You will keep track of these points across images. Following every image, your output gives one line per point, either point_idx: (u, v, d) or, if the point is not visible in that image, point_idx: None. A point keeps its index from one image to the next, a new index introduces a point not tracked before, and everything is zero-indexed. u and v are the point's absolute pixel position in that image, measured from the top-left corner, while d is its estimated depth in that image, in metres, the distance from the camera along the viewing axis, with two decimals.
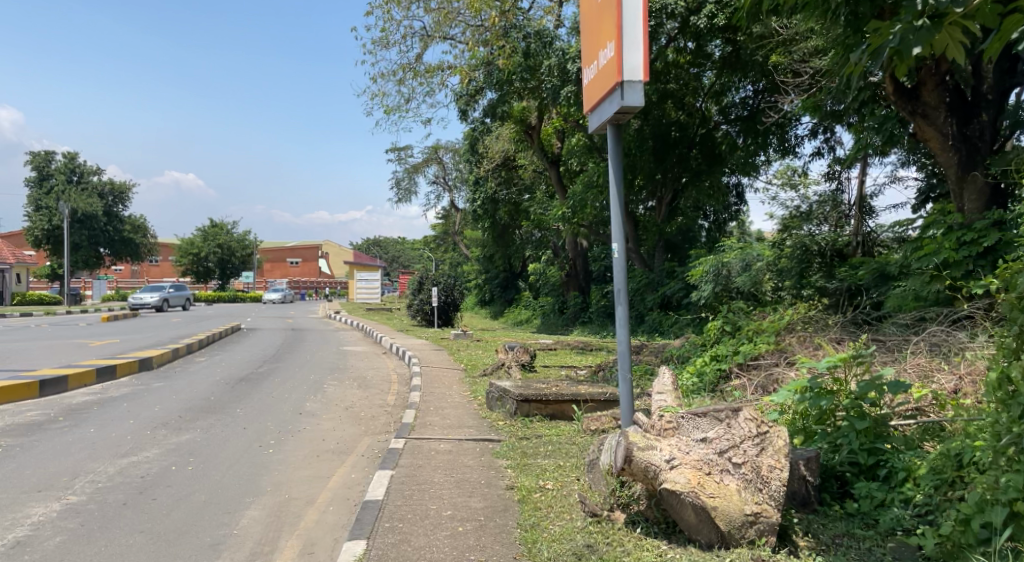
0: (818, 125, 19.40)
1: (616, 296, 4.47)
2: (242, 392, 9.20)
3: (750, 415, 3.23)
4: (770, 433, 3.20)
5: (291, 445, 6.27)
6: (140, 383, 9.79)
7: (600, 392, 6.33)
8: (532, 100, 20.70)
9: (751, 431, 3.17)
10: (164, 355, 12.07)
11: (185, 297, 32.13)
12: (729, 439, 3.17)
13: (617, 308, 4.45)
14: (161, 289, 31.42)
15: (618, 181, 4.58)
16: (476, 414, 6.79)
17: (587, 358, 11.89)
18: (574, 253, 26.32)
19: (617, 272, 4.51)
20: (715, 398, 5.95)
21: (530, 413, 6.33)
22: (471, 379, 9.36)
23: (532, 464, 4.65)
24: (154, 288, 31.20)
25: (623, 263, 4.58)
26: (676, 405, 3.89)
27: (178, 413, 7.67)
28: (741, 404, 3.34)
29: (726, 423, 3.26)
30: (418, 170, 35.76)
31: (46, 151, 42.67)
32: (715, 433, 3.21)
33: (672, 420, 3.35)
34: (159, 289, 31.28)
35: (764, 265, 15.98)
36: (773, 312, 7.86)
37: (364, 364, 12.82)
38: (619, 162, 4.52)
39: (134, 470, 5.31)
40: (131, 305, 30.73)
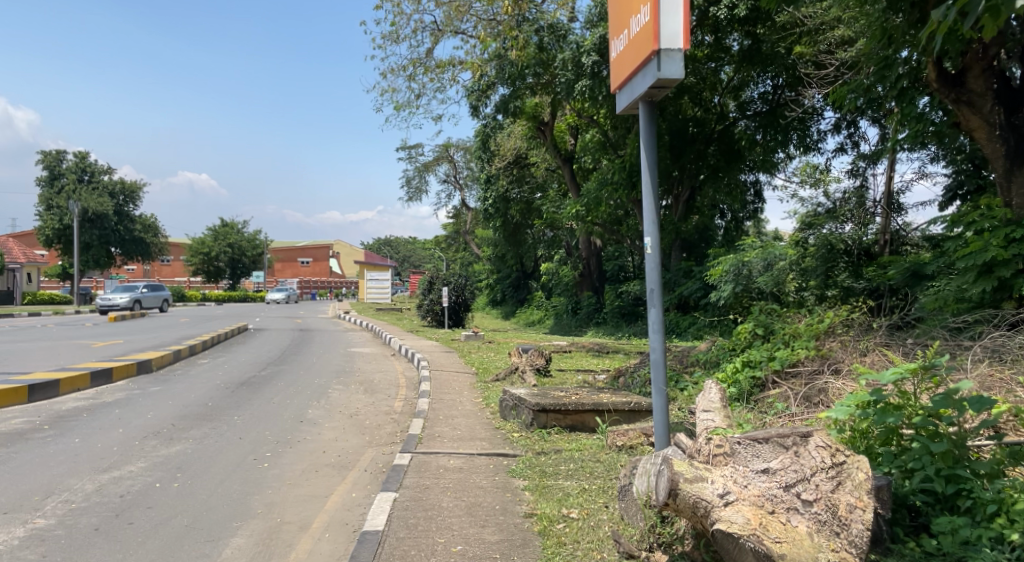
0: (841, 120, 18.79)
1: (650, 296, 3.94)
2: (243, 397, 8.74)
3: (822, 443, 2.74)
4: (846, 466, 2.70)
5: (288, 459, 5.78)
6: (136, 387, 9.34)
7: (623, 401, 5.81)
8: (545, 96, 20.19)
9: (823, 464, 2.68)
10: (163, 357, 11.62)
11: (161, 298, 30.27)
12: (798, 471, 2.68)
13: (650, 311, 3.94)
14: (134, 289, 29.38)
15: (650, 168, 4.06)
16: (489, 424, 6.30)
17: (605, 361, 11.35)
18: (588, 253, 25.77)
19: (650, 270, 3.98)
20: (752, 409, 5.43)
21: (548, 424, 5.81)
22: (483, 384, 8.86)
23: (552, 488, 4.14)
24: (126, 286, 29.41)
25: (657, 260, 4.04)
26: (725, 425, 3.37)
27: (172, 421, 7.21)
28: (811, 430, 2.84)
29: (793, 451, 2.76)
30: (428, 168, 35.34)
31: (57, 150, 42.47)
32: (780, 466, 2.72)
33: (724, 445, 2.84)
34: (132, 288, 29.41)
35: (787, 265, 15.37)
36: (808, 314, 7.31)
37: (371, 367, 12.35)
38: (651, 146, 4.00)
39: (113, 488, 4.84)
40: (100, 307, 28.29)
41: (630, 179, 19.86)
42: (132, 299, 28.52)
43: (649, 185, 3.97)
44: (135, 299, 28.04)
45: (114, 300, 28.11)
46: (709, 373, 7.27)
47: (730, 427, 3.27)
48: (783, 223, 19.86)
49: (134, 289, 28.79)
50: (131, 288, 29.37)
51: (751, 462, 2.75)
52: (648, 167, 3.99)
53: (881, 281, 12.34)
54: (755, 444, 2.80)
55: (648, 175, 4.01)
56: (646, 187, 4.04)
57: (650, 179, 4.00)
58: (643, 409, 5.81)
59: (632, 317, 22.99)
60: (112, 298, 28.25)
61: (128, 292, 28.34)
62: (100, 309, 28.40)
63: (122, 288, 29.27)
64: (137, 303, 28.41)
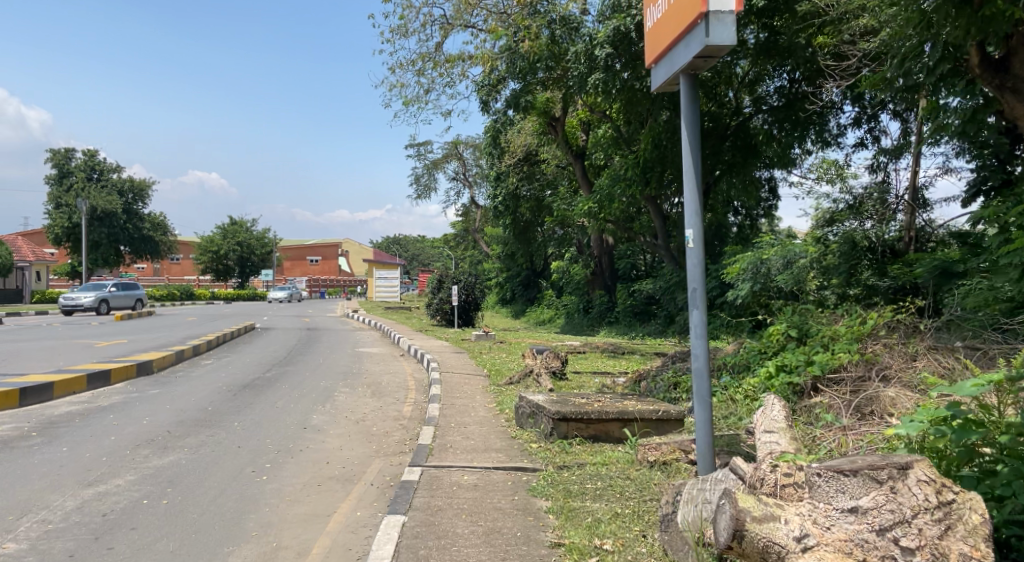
0: (861, 113, 18.22)
1: (690, 296, 3.49)
2: (245, 401, 8.33)
3: (923, 481, 2.45)
4: (956, 507, 2.43)
5: (289, 471, 5.35)
6: (134, 390, 8.96)
7: (650, 409, 5.36)
8: (557, 90, 19.72)
9: (925, 505, 2.42)
10: (165, 357, 11.23)
11: (132, 298, 28.44)
12: (896, 512, 2.42)
13: (692, 312, 3.50)
14: (101, 288, 27.72)
15: (691, 146, 3.59)
16: (505, 433, 5.85)
17: (622, 364, 10.87)
18: (600, 251, 25.29)
19: (691, 264, 3.51)
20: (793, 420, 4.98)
21: (569, 434, 5.36)
22: (497, 388, 8.43)
23: (579, 511, 3.68)
24: (93, 285, 27.83)
25: (699, 253, 3.56)
26: (791, 452, 2.95)
27: (168, 427, 6.80)
28: (911, 462, 2.54)
29: (889, 488, 2.47)
30: (438, 165, 34.95)
31: (66, 148, 42.28)
32: (875, 506, 2.44)
33: (804, 479, 2.54)
34: (100, 286, 27.79)
35: (807, 263, 14.87)
36: (846, 313, 6.82)
37: (379, 368, 11.94)
38: (693, 124, 3.56)
39: (96, 505, 4.43)
40: (64, 308, 26.67)
41: (644, 175, 19.41)
42: (97, 298, 27.07)
43: (691, 167, 3.51)
44: (100, 298, 26.44)
45: (77, 300, 26.69)
46: (739, 377, 6.81)
47: (798, 454, 2.88)
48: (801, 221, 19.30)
49: (100, 288, 27.21)
50: (98, 287, 27.83)
51: (837, 498, 2.47)
52: (688, 146, 3.53)
53: (912, 279, 11.87)
54: (840, 477, 2.50)
55: (689, 152, 3.54)
56: (687, 167, 3.58)
57: (694, 160, 3.53)
58: (673, 417, 5.35)
59: (645, 316, 22.55)
60: (75, 298, 26.79)
61: (92, 290, 26.85)
62: (64, 309, 27.02)
63: (88, 288, 27.80)
64: (101, 303, 27.00)
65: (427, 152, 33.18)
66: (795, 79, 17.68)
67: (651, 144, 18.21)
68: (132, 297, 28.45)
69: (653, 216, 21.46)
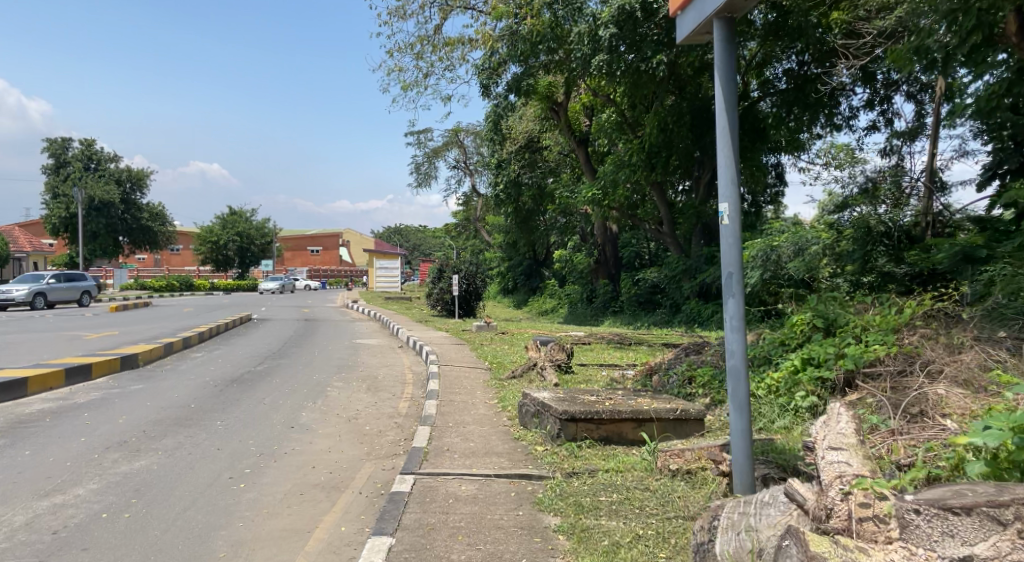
0: (873, 96, 17.61)
1: (726, 281, 3.04)
2: (231, 397, 7.87)
3: None
4: None
5: (270, 478, 4.86)
6: (115, 386, 8.48)
7: (667, 408, 4.89)
8: (559, 74, 19.11)
9: None
10: (152, 350, 10.74)
11: (75, 293, 25.79)
12: None
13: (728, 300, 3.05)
14: (38, 281, 25.02)
15: (728, 108, 3.14)
16: (508, 434, 5.36)
17: (631, 356, 10.37)
18: (604, 239, 24.73)
19: (727, 243, 3.06)
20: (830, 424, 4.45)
21: (578, 436, 4.86)
22: (500, 382, 7.96)
23: (593, 531, 3.19)
24: (31, 277, 25.18)
25: (736, 230, 3.11)
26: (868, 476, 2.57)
27: (145, 426, 6.33)
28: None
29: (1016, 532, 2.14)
30: (438, 153, 34.35)
31: (63, 138, 41.67)
32: (997, 556, 2.11)
33: (902, 521, 2.26)
34: (37, 278, 25.19)
35: (820, 249, 14.45)
36: (879, 301, 6.29)
37: (376, 360, 11.48)
38: (728, 81, 3.13)
39: (48, 521, 3.96)
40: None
41: (650, 160, 18.88)
42: (31, 292, 24.34)
43: (728, 133, 3.07)
44: (34, 292, 23.81)
45: (9, 294, 24.00)
46: (759, 372, 6.28)
47: (874, 479, 2.54)
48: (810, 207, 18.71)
49: (36, 281, 24.52)
50: (36, 279, 25.15)
51: (944, 544, 2.16)
52: (724, 105, 3.09)
53: (934, 266, 11.33)
54: (946, 516, 2.19)
55: (725, 113, 3.09)
56: (722, 133, 3.12)
57: (731, 124, 3.09)
58: (692, 417, 4.88)
59: (650, 305, 22.08)
60: (7, 292, 24.10)
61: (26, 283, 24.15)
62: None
63: (25, 280, 25.13)
64: (36, 297, 24.30)
65: (427, 140, 32.61)
66: (803, 62, 17.16)
67: (656, 128, 17.81)
68: (78, 291, 26.05)
69: (659, 204, 21.19)
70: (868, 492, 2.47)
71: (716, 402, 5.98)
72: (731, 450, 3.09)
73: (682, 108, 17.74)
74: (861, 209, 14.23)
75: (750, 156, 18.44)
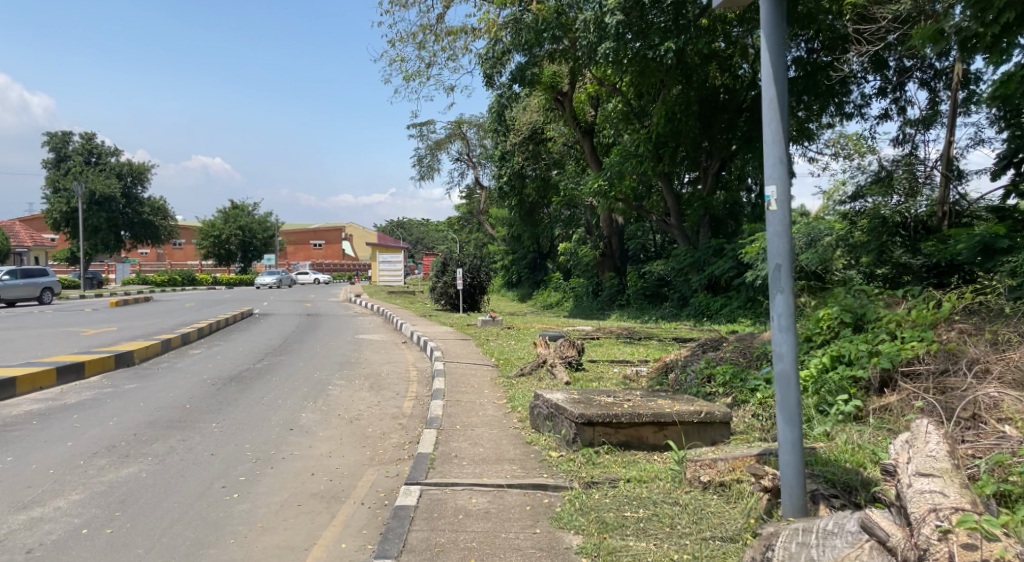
0: (885, 84, 17.16)
1: (775, 277, 2.81)
2: (228, 397, 7.56)
3: None
4: None
5: (266, 487, 4.55)
6: (109, 385, 8.17)
7: (691, 411, 4.58)
8: (564, 63, 18.68)
9: None
10: (149, 348, 10.43)
11: (34, 289, 23.91)
12: None
13: (776, 297, 2.80)
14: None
15: (777, 83, 2.88)
16: (519, 438, 5.04)
17: (643, 352, 10.03)
18: (609, 231, 24.31)
19: (775, 236, 2.82)
20: (872, 433, 4.11)
21: (595, 441, 4.53)
22: (508, 379, 7.64)
23: (621, 553, 2.88)
24: None
25: (783, 220, 2.87)
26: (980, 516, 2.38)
27: (136, 429, 6.01)
28: None
29: None
30: (440, 146, 33.95)
31: (63, 132, 41.31)
32: None
33: None
34: None
35: (833, 240, 14.04)
36: (910, 294, 5.94)
37: (380, 357, 11.18)
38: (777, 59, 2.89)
39: (24, 537, 3.65)
40: None
41: (657, 151, 18.48)
42: None
43: (776, 112, 2.83)
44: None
45: None
46: None
47: (979, 514, 2.38)
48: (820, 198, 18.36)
49: None
50: None
51: None
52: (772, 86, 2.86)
53: (956, 257, 10.92)
54: None
55: (773, 93, 2.86)
56: (770, 112, 2.88)
57: (779, 101, 2.84)
58: (718, 420, 4.58)
59: (657, 298, 21.74)
60: None
61: None
62: None
63: None
64: None
65: (429, 132, 32.22)
66: (813, 49, 16.74)
67: (664, 118, 17.50)
68: (38, 288, 24.33)
69: (666, 195, 20.86)
70: (974, 530, 2.29)
71: (739, 402, 5.64)
72: (781, 466, 2.85)
73: (691, 98, 17.56)
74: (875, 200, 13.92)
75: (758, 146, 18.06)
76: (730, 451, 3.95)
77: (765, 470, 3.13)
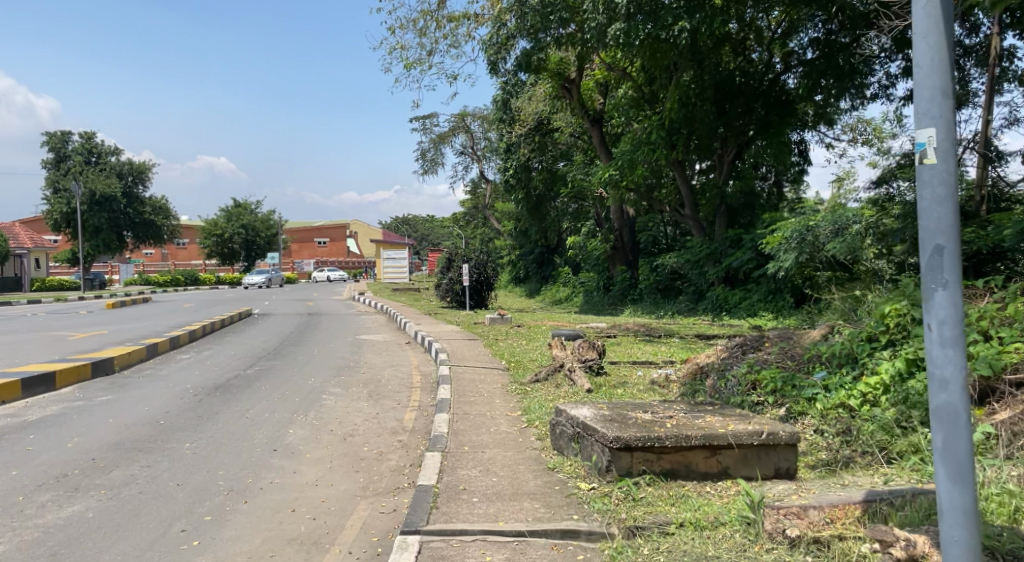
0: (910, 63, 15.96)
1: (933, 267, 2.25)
2: (209, 409, 6.77)
3: None
4: None
5: (234, 530, 3.75)
6: (80, 397, 7.38)
7: (749, 431, 3.77)
8: (571, 49, 17.76)
9: None
10: (132, 355, 9.66)
11: None
12: None
13: (936, 293, 2.25)
14: None
15: None
16: (540, 463, 4.23)
17: (667, 351, 9.19)
18: (620, 223, 23.03)
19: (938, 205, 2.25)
20: (994, 468, 3.29)
21: (632, 470, 3.72)
22: (522, 386, 6.84)
23: None
24: None
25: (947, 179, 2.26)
26: None
27: (96, 452, 5.23)
28: None
29: None
30: (444, 139, 33.12)
31: (62, 131, 40.59)
32: None
33: None
34: None
35: (863, 230, 13.36)
36: (994, 285, 5.02)
37: (382, 359, 10.40)
38: None
39: None
40: None
41: (670, 138, 17.55)
42: None
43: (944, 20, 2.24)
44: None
45: None
46: (842, 374, 5.11)
47: None
48: (839, 186, 17.63)
49: None
50: None
51: None
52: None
53: (1001, 243, 10.12)
54: None
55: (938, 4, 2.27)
56: (927, 14, 2.29)
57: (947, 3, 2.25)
58: (782, 442, 3.77)
59: (671, 292, 20.92)
60: None
61: None
62: None
63: None
64: None
65: (433, 125, 31.43)
66: (831, 30, 15.65)
67: (678, 103, 16.65)
68: None
69: (679, 184, 19.91)
70: None
71: (794, 414, 4.82)
72: (946, 526, 2.29)
73: (705, 81, 16.59)
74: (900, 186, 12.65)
75: (777, 131, 17.23)
76: (813, 493, 3.13)
77: (895, 536, 2.54)
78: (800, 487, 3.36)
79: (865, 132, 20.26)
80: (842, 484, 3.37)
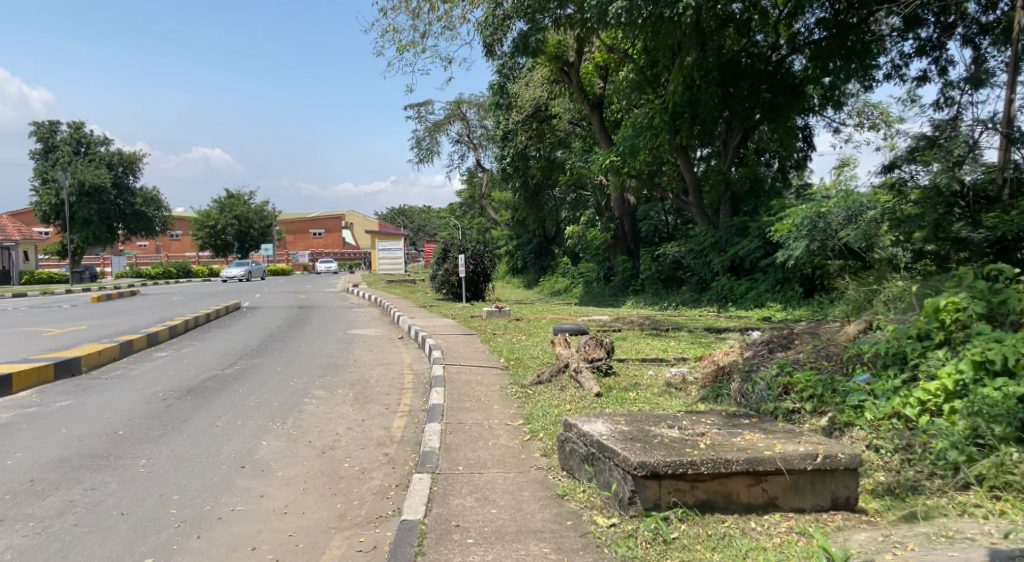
0: (923, 42, 15.08)
1: None
2: (175, 417, 6.08)
3: None
4: None
5: None
6: (36, 403, 6.70)
7: (799, 453, 3.13)
8: (571, 31, 16.99)
9: None
10: (102, 354, 8.97)
11: None
12: None
13: None
14: None
15: None
16: (546, 490, 3.57)
17: (678, 347, 8.54)
18: (622, 211, 22.33)
19: None
20: None
21: (662, 503, 3.06)
22: (523, 389, 6.17)
23: None
24: None
25: None
26: None
27: (36, 472, 4.56)
28: None
29: None
30: (440, 127, 32.34)
31: (50, 121, 39.72)
32: None
33: None
34: None
35: (879, 216, 12.64)
36: None
37: (371, 357, 9.73)
38: None
39: None
40: None
41: (674, 122, 16.75)
42: None
43: None
44: None
45: None
46: (889, 377, 4.44)
47: None
48: (842, 173, 16.98)
49: None
50: None
51: None
52: None
53: None
54: None
55: None
56: None
57: None
58: (841, 468, 3.12)
59: (673, 283, 20.22)
60: None
61: None
62: None
63: None
64: None
65: (427, 113, 30.61)
66: (839, 9, 14.89)
67: (681, 86, 15.77)
68: None
69: (682, 171, 19.16)
70: None
71: (840, 426, 4.14)
72: None
73: (709, 63, 15.45)
74: (912, 169, 11.94)
75: (785, 115, 16.55)
76: (913, 551, 2.65)
77: None
78: (886, 536, 2.83)
79: (871, 115, 19.58)
80: (939, 533, 2.79)
